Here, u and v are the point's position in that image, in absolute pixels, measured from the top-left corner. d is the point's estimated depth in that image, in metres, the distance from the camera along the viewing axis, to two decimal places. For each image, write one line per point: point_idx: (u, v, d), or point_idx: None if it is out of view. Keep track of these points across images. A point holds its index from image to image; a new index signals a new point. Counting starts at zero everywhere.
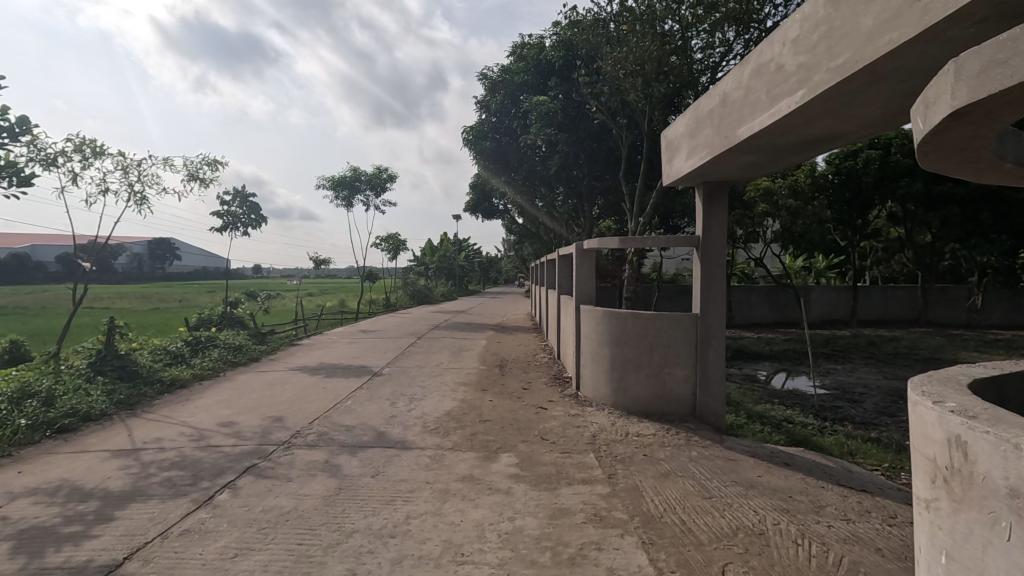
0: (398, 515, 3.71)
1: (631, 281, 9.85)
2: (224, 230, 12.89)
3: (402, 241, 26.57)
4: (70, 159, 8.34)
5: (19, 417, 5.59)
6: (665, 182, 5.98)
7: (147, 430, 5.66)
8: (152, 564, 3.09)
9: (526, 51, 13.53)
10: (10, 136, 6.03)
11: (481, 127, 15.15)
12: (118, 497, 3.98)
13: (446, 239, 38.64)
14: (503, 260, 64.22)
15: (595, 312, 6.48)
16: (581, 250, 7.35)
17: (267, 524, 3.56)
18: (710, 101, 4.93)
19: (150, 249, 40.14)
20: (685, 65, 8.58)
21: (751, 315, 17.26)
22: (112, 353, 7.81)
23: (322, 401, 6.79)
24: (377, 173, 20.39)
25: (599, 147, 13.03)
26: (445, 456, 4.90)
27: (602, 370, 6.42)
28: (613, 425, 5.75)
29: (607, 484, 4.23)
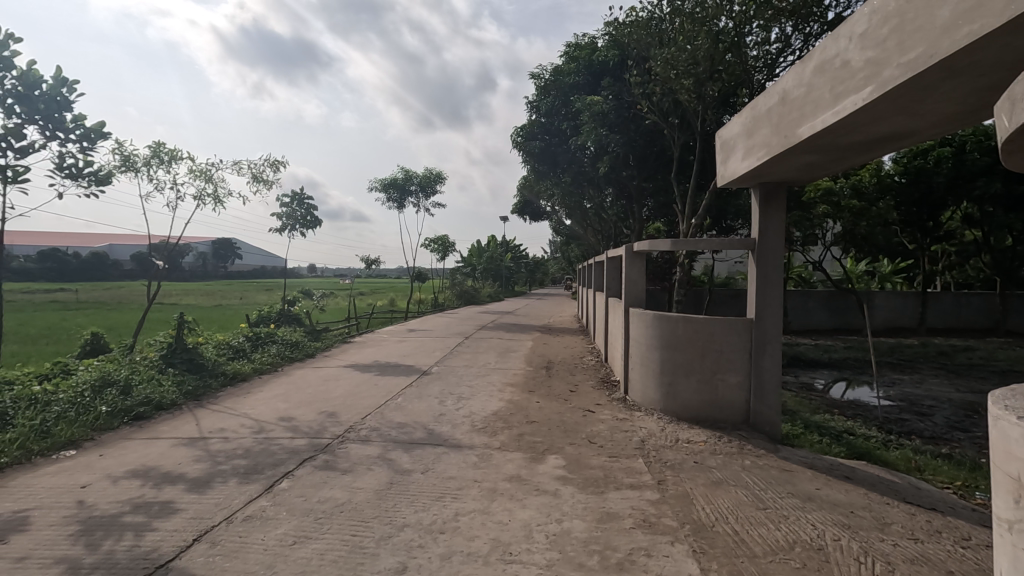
0: (447, 512, 3.78)
1: (681, 284, 9.64)
2: (283, 230, 13.46)
3: (450, 243, 26.96)
4: (147, 165, 8.95)
5: (100, 405, 6.02)
6: (720, 182, 5.83)
7: (213, 421, 5.98)
8: (218, 547, 3.26)
9: (578, 52, 13.50)
10: (90, 141, 6.52)
11: (531, 128, 15.18)
12: (184, 485, 4.20)
13: (493, 240, 38.91)
14: (549, 261, 63.98)
15: (644, 316, 6.38)
16: (631, 252, 7.24)
17: (323, 514, 3.70)
18: (768, 100, 4.77)
19: (215, 249, 42.83)
20: (739, 62, 8.37)
21: (809, 321, 16.56)
22: (181, 347, 8.31)
23: (374, 398, 6.98)
24: (428, 175, 20.78)
25: (650, 147, 12.80)
26: (493, 456, 4.95)
27: (651, 375, 6.32)
28: (663, 430, 5.65)
29: (657, 490, 4.17)
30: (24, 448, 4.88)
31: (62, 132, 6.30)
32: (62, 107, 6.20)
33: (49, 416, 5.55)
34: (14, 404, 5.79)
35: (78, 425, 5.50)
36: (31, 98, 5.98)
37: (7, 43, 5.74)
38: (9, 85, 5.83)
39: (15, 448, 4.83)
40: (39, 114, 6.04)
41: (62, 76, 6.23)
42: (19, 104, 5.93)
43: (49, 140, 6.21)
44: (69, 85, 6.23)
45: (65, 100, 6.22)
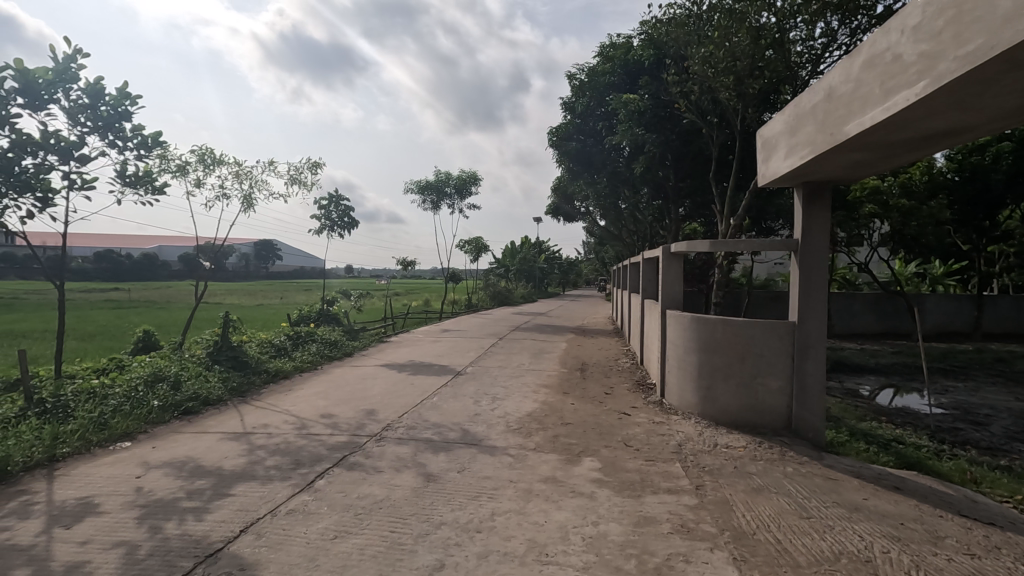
0: (483, 511, 3.80)
1: (719, 286, 9.43)
2: (321, 232, 13.81)
3: (484, 244, 27.11)
4: (195, 169, 9.33)
5: (152, 399, 6.31)
6: (761, 182, 5.69)
7: (256, 417, 6.19)
8: (264, 538, 3.38)
9: (614, 52, 13.41)
10: (146, 151, 6.85)
11: (566, 129, 15.13)
12: (232, 477, 4.36)
13: (527, 242, 39.01)
14: (582, 262, 63.61)
15: (681, 318, 6.27)
16: (668, 253, 7.12)
17: (362, 510, 3.78)
18: (812, 97, 4.61)
19: (257, 250, 44.45)
20: (782, 58, 8.14)
21: (853, 325, 15.96)
22: (226, 345, 8.62)
23: (410, 397, 7.08)
24: (463, 177, 20.93)
25: (687, 147, 12.58)
26: (528, 457, 4.95)
27: (688, 378, 6.21)
28: (701, 434, 5.55)
29: (695, 495, 4.10)
30: (84, 438, 5.15)
31: (122, 141, 6.63)
32: (123, 117, 6.52)
33: (106, 409, 5.84)
34: (75, 397, 6.12)
35: (132, 418, 5.78)
36: (95, 110, 6.32)
37: (74, 58, 6.07)
38: (74, 97, 6.16)
39: (76, 438, 5.11)
40: (100, 125, 6.38)
41: (124, 89, 6.55)
42: (83, 115, 6.26)
43: (110, 149, 6.56)
44: (130, 97, 6.55)
45: (126, 111, 6.53)
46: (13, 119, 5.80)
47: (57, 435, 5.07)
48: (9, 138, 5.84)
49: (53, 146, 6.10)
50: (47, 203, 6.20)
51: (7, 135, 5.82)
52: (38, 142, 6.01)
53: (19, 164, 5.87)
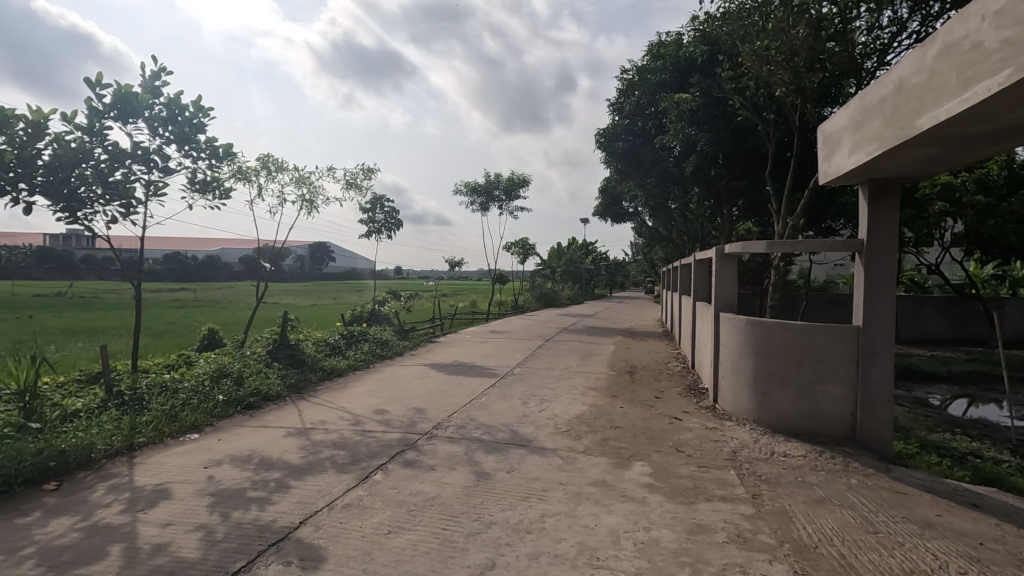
0: (534, 512, 3.81)
1: (776, 288, 9.10)
2: (370, 234, 14.18)
3: (531, 245, 27.16)
4: (259, 175, 9.78)
5: (218, 394, 6.64)
6: (823, 180, 5.46)
7: (314, 413, 6.43)
8: (322, 530, 3.50)
9: (664, 50, 13.18)
10: (218, 159, 7.24)
11: (613, 129, 14.97)
12: (293, 470, 4.53)
13: (574, 243, 38.83)
14: (629, 263, 62.69)
15: (735, 321, 6.08)
16: (722, 254, 6.92)
17: (415, 507, 3.86)
18: (880, 90, 4.37)
19: (312, 252, 46.26)
20: (846, 49, 7.79)
21: (922, 330, 15.05)
22: (285, 343, 9.00)
23: (459, 397, 7.19)
24: (511, 178, 21.02)
25: (741, 145, 12.19)
26: (577, 460, 4.92)
27: (742, 384, 6.02)
28: (756, 442, 5.37)
29: (751, 504, 3.97)
30: (158, 429, 5.50)
31: (197, 151, 7.03)
32: (199, 129, 6.92)
33: (177, 402, 6.20)
34: (149, 391, 6.53)
35: (200, 411, 6.11)
36: (176, 123, 6.73)
37: (159, 74, 6.48)
38: (157, 111, 6.58)
39: (151, 429, 5.46)
40: (179, 137, 6.79)
41: (200, 103, 6.94)
42: (164, 127, 6.68)
43: (185, 159, 6.97)
44: (206, 110, 6.94)
45: (202, 123, 6.92)
46: (105, 132, 6.26)
47: (134, 425, 5.43)
48: (103, 149, 6.31)
49: (138, 157, 6.55)
50: (130, 210, 6.64)
51: (102, 145, 6.29)
52: (127, 152, 6.46)
53: (110, 173, 6.33)
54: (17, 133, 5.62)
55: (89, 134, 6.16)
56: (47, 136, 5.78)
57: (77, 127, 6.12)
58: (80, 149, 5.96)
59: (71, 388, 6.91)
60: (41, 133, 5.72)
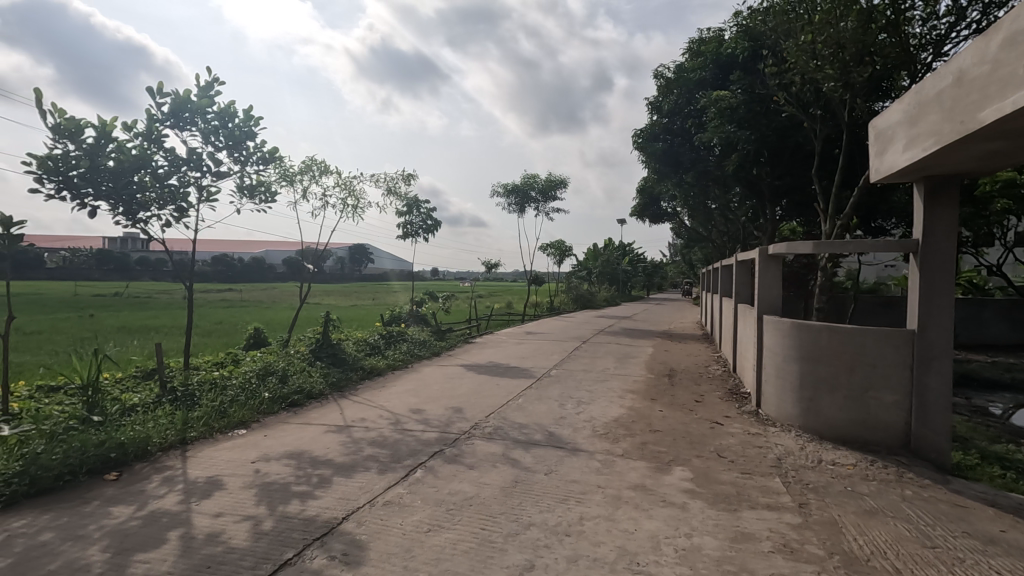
0: (572, 515, 3.79)
1: (822, 290, 8.77)
2: (408, 236, 14.40)
3: (567, 247, 27.04)
4: (303, 179, 10.06)
5: (264, 391, 6.87)
6: (875, 178, 5.24)
7: (355, 411, 6.57)
8: (364, 526, 3.57)
9: (704, 48, 12.92)
10: (265, 164, 7.50)
11: (652, 129, 14.76)
12: (335, 467, 4.64)
13: (611, 244, 38.45)
14: (667, 264, 61.68)
15: (780, 324, 5.91)
16: (765, 255, 6.73)
17: (454, 506, 3.90)
18: (938, 82, 4.17)
19: (351, 253, 47.38)
20: (899, 41, 7.47)
21: (982, 335, 14.25)
22: (327, 342, 9.23)
23: (497, 397, 7.22)
24: (548, 180, 20.98)
25: (785, 142, 11.83)
26: (615, 463, 4.87)
27: (788, 389, 5.83)
28: (803, 449, 5.20)
29: (798, 513, 3.84)
30: (208, 425, 5.73)
31: (246, 157, 7.30)
32: (248, 136, 7.18)
33: (225, 399, 6.44)
34: (200, 387, 6.80)
35: (247, 407, 6.33)
36: (228, 129, 7.00)
37: (213, 84, 6.77)
38: (211, 119, 6.87)
39: (202, 424, 5.69)
40: (230, 143, 7.07)
41: (249, 111, 7.21)
42: (217, 134, 6.96)
43: (235, 164, 7.25)
44: (255, 118, 7.20)
45: (251, 130, 7.18)
46: (162, 138, 6.58)
47: (186, 421, 5.67)
48: (160, 154, 6.62)
49: (193, 163, 6.85)
50: (183, 214, 6.94)
51: (160, 151, 6.60)
52: (183, 158, 6.77)
53: (167, 178, 6.64)
54: (85, 141, 5.97)
55: (149, 141, 6.49)
56: (111, 143, 6.12)
57: (137, 134, 6.45)
58: (140, 155, 6.28)
59: (129, 383, 7.28)
60: (106, 141, 6.06)
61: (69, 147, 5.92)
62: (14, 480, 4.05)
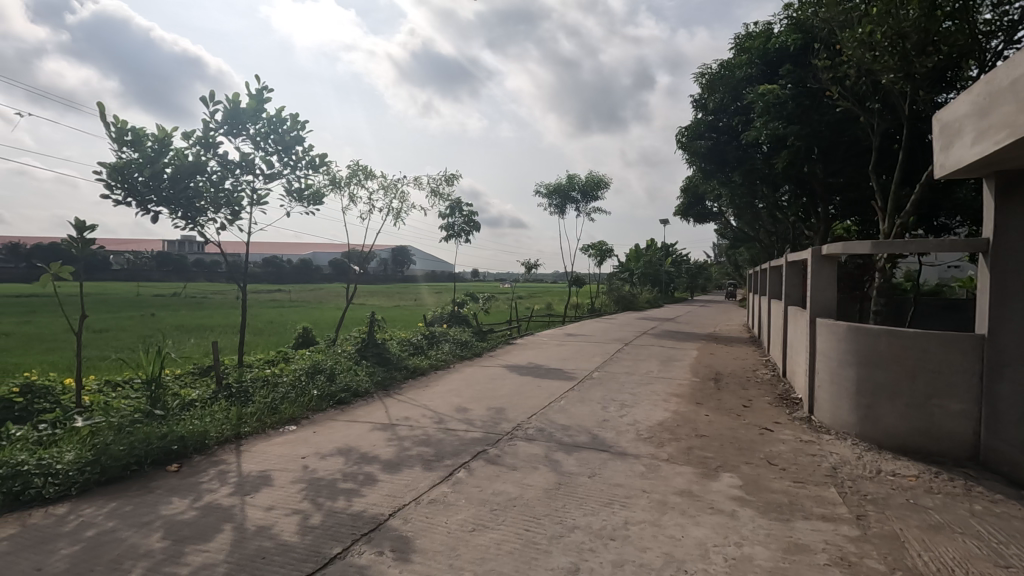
0: (617, 519, 3.75)
1: (880, 292, 8.37)
2: (450, 238, 14.57)
3: (608, 248, 26.76)
4: (350, 184, 10.34)
5: (313, 389, 7.09)
6: (939, 174, 4.96)
7: (399, 410, 6.69)
8: (410, 523, 3.63)
9: (751, 43, 12.56)
10: (313, 168, 7.73)
11: (696, 127, 14.43)
12: (382, 465, 4.73)
13: (653, 245, 37.86)
14: (711, 266, 60.27)
15: (834, 327, 5.67)
16: (818, 256, 6.48)
17: (497, 506, 3.91)
18: (1011, 71, 3.88)
19: (394, 255, 48.35)
20: (966, 28, 7.05)
21: None
22: (372, 342, 9.44)
23: (539, 399, 7.19)
24: (589, 179, 20.83)
25: (839, 138, 11.35)
26: (660, 467, 4.79)
27: (843, 395, 5.58)
28: (860, 458, 4.97)
29: (856, 526, 3.67)
30: (261, 420, 5.95)
31: (294, 161, 7.56)
32: (296, 141, 7.43)
33: (277, 396, 6.68)
34: (253, 384, 7.08)
35: (298, 404, 6.54)
36: (278, 135, 7.26)
37: (262, 92, 7.04)
38: (261, 125, 7.14)
39: (255, 420, 5.92)
40: (279, 149, 7.34)
41: (296, 116, 7.46)
42: (267, 140, 7.23)
43: (284, 169, 7.50)
44: (302, 124, 7.44)
45: (299, 135, 7.43)
46: (217, 145, 6.88)
47: (241, 416, 5.91)
48: (215, 160, 6.93)
49: (245, 168, 7.14)
50: (236, 217, 7.24)
51: (214, 157, 6.91)
52: (235, 164, 7.06)
53: (221, 183, 6.95)
54: (146, 149, 6.30)
55: (204, 148, 6.79)
56: (170, 150, 6.44)
57: (193, 142, 6.77)
58: (196, 161, 6.58)
59: (188, 379, 7.65)
60: (165, 149, 6.38)
61: (132, 155, 6.27)
62: (86, 468, 4.32)
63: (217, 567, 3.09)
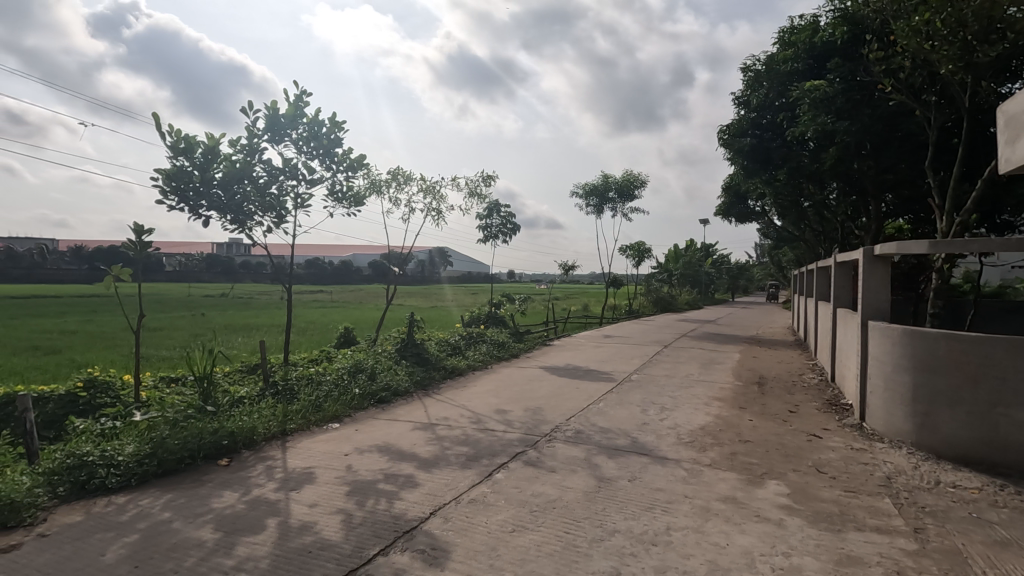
0: (658, 524, 3.68)
1: (937, 293, 7.95)
2: (487, 239, 14.65)
3: (647, 248, 26.39)
4: (390, 187, 10.52)
5: (355, 387, 7.25)
6: (1004, 168, 4.68)
7: (438, 409, 6.76)
8: (450, 523, 3.67)
9: (796, 36, 12.17)
10: (352, 170, 7.89)
11: (738, 125, 14.09)
12: (422, 464, 4.80)
13: (692, 245, 37.13)
14: (753, 266, 58.72)
15: (889, 330, 5.43)
16: (870, 256, 6.21)
17: (537, 508, 3.91)
18: None
19: (431, 257, 49.01)
20: None
21: None
22: (411, 343, 9.58)
23: (577, 401, 7.15)
24: (626, 179, 20.59)
25: (892, 132, 10.85)
26: (703, 473, 4.68)
27: (898, 402, 5.34)
28: (917, 468, 4.74)
29: (914, 539, 3.50)
30: (306, 418, 6.12)
31: (335, 164, 7.74)
32: (336, 144, 7.61)
33: (320, 394, 6.85)
34: (298, 382, 7.29)
35: (340, 403, 6.70)
36: (318, 139, 7.45)
37: (303, 97, 7.24)
38: (303, 129, 7.35)
39: (300, 417, 6.09)
40: (320, 152, 7.53)
41: (335, 119, 7.64)
42: (308, 144, 7.43)
43: (326, 171, 7.69)
44: (342, 127, 7.61)
45: (338, 138, 7.61)
46: (262, 152, 7.12)
47: (287, 413, 6.09)
48: (260, 166, 7.18)
49: (288, 172, 7.36)
50: (282, 220, 7.47)
51: (259, 163, 7.15)
52: (279, 169, 7.30)
53: (267, 188, 7.19)
54: (196, 156, 6.57)
55: (249, 154, 7.04)
56: (219, 156, 6.70)
57: (240, 148, 7.03)
58: (243, 167, 6.83)
59: (236, 376, 7.95)
60: (214, 156, 6.64)
61: (185, 162, 6.56)
62: (145, 461, 4.53)
63: (266, 560, 3.19)
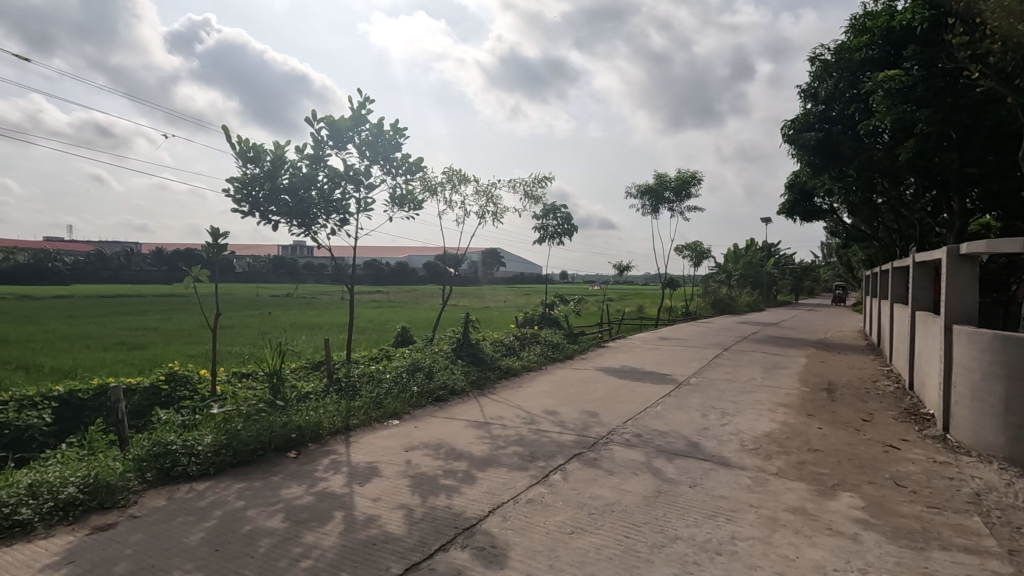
0: (723, 533, 3.57)
1: None
2: (542, 240, 14.66)
3: (705, 249, 25.61)
4: (445, 188, 10.70)
5: (413, 385, 7.43)
6: None
7: (494, 409, 6.83)
8: (509, 521, 3.69)
9: (869, 23, 11.49)
10: (411, 173, 8.09)
11: (805, 119, 13.46)
12: (479, 462, 4.86)
13: (753, 245, 35.74)
14: (819, 266, 55.93)
15: (978, 335, 5.04)
16: (954, 256, 5.78)
17: (596, 510, 3.87)
18: None
19: (484, 258, 49.54)
20: None
21: None
22: (466, 342, 9.71)
23: (633, 403, 7.04)
24: (682, 178, 20.08)
25: (977, 122, 10.07)
26: (770, 482, 4.50)
27: (988, 413, 4.94)
28: (1011, 485, 4.37)
29: (1008, 562, 3.23)
30: (367, 414, 6.32)
31: (395, 168, 7.96)
32: (396, 148, 7.81)
33: (381, 391, 7.07)
34: (359, 379, 7.54)
35: (400, 400, 6.88)
36: (379, 144, 7.69)
37: (365, 104, 7.47)
38: (365, 135, 7.60)
39: (362, 413, 6.30)
40: (381, 157, 7.76)
41: (396, 125, 7.84)
42: (370, 149, 7.67)
43: (386, 175, 7.92)
44: (402, 131, 7.81)
45: (398, 143, 7.82)
46: (326, 158, 7.42)
47: (350, 408, 6.31)
48: (324, 172, 7.47)
49: (350, 177, 7.63)
50: (345, 223, 7.76)
51: (323, 169, 7.45)
52: (342, 174, 7.57)
53: (331, 193, 7.48)
54: (265, 165, 6.93)
55: (314, 161, 7.34)
56: (285, 164, 7.03)
57: (305, 155, 7.35)
58: (308, 174, 7.14)
59: (302, 373, 8.31)
60: (282, 163, 6.97)
61: (255, 170, 6.92)
62: (221, 451, 4.82)
63: (334, 550, 3.33)
